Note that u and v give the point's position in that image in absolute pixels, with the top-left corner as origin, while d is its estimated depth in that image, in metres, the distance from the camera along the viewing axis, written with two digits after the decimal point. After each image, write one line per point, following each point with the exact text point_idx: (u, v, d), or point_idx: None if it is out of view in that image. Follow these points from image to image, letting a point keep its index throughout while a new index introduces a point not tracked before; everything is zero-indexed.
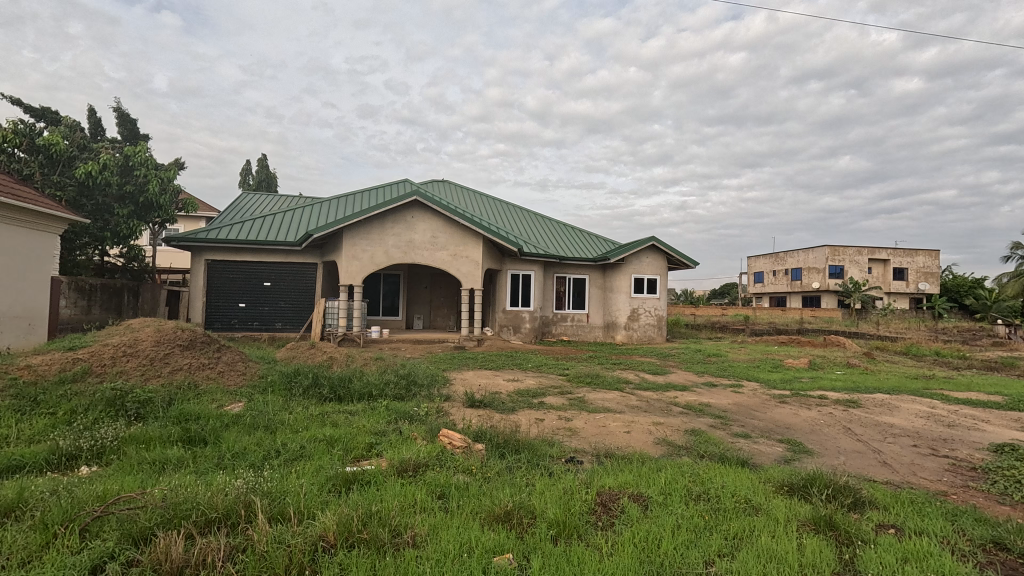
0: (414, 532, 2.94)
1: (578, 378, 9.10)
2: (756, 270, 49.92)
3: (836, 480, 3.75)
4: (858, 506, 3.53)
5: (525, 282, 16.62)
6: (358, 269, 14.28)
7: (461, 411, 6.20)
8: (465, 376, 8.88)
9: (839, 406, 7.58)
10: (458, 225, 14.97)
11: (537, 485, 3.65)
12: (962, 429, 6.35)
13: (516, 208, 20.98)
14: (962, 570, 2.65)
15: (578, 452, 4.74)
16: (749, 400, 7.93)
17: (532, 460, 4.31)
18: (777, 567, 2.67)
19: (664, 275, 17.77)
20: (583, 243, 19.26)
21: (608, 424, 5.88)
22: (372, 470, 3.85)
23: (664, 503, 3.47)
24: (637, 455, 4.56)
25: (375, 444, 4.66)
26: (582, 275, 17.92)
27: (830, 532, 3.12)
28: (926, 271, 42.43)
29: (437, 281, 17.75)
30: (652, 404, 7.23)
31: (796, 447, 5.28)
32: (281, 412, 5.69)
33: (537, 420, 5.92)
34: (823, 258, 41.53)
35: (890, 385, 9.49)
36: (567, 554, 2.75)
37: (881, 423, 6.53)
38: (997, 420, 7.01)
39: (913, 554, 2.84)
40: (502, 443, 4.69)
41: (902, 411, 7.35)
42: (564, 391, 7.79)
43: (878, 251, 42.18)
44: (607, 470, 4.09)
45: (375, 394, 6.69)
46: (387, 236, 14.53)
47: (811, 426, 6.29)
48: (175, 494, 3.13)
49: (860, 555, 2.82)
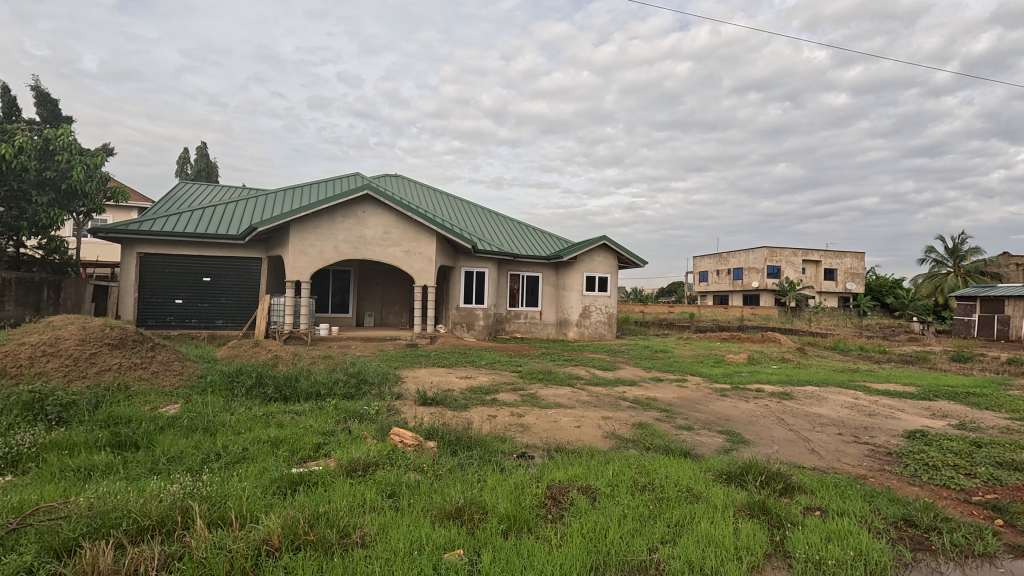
0: (363, 532, 2.90)
1: (531, 374, 9.23)
2: (701, 269, 52.11)
3: (769, 468, 4.00)
4: (789, 491, 3.78)
5: (479, 279, 16.57)
6: (305, 265, 13.79)
7: (413, 409, 6.13)
8: (416, 374, 8.78)
9: (774, 398, 8.06)
10: (411, 221, 14.75)
11: (489, 481, 3.67)
12: (881, 418, 6.93)
13: (470, 204, 20.80)
14: (878, 548, 2.90)
15: (529, 447, 4.79)
16: (692, 394, 8.28)
17: (484, 456, 4.33)
18: (714, 551, 2.82)
19: (615, 274, 18.19)
20: (536, 241, 19.36)
21: (559, 419, 6.00)
22: (320, 470, 3.76)
23: (611, 494, 3.57)
24: (587, 449, 4.68)
25: (323, 444, 4.55)
26: (535, 273, 18.08)
27: (763, 516, 3.31)
28: (854, 271, 45.49)
29: (390, 276, 17.45)
30: (602, 399, 7.43)
31: (735, 438, 5.56)
32: (223, 413, 5.44)
33: (489, 417, 5.95)
34: (762, 259, 43.89)
35: (820, 378, 10.19)
36: (517, 548, 2.79)
37: (811, 414, 7.01)
38: (910, 409, 7.70)
39: (835, 533, 3.07)
40: (454, 440, 4.66)
41: (829, 402, 7.91)
42: (516, 388, 7.88)
43: (812, 253, 44.92)
44: (558, 464, 4.15)
45: (323, 393, 6.50)
46: (337, 231, 14.12)
47: (749, 418, 6.66)
48: (104, 502, 2.94)
49: (789, 536, 3.02)
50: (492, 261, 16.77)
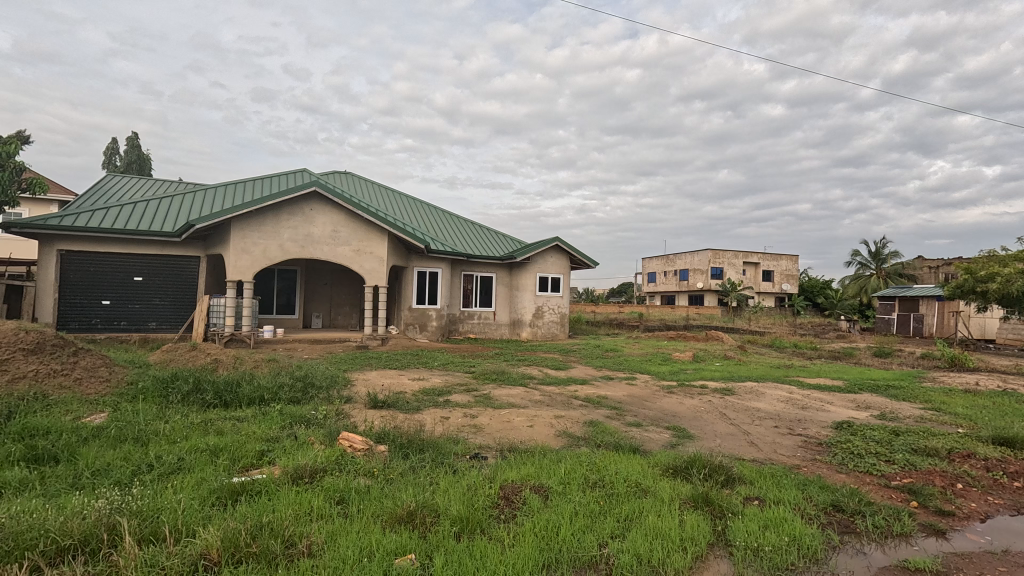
0: (310, 541, 2.81)
1: (485, 375, 9.21)
2: (650, 270, 53.78)
3: (712, 461, 4.18)
4: (730, 483, 3.96)
5: (431, 279, 16.38)
6: (248, 264, 13.17)
7: (363, 413, 5.98)
8: (367, 377, 8.57)
9: (717, 394, 8.43)
10: (361, 220, 14.39)
11: (441, 483, 3.63)
12: (812, 411, 7.40)
13: (423, 204, 20.52)
14: (809, 533, 3.09)
15: (482, 448, 4.78)
16: (641, 391, 8.54)
17: (437, 459, 4.28)
18: (662, 543, 2.91)
19: (567, 274, 18.47)
20: (490, 242, 19.36)
21: (512, 419, 6.02)
22: (264, 479, 3.60)
23: (563, 492, 3.63)
24: (539, 448, 4.72)
25: (267, 451, 4.35)
26: (488, 273, 18.07)
27: (706, 507, 3.46)
28: (789, 272, 48.27)
29: (339, 276, 16.95)
30: (555, 398, 7.52)
31: (681, 433, 5.78)
32: (155, 421, 5.10)
33: (442, 418, 5.89)
34: (706, 260, 45.82)
35: (758, 374, 10.75)
36: (469, 549, 2.78)
37: (750, 408, 7.38)
38: (838, 401, 8.26)
39: (773, 521, 3.24)
40: (406, 443, 4.58)
41: (766, 396, 8.36)
42: (469, 389, 7.84)
43: (751, 255, 47.33)
44: (511, 464, 4.17)
45: (267, 398, 6.23)
46: (282, 229, 13.58)
47: (694, 413, 6.93)
48: (16, 522, 2.69)
49: (730, 526, 3.17)
50: (445, 261, 16.62)
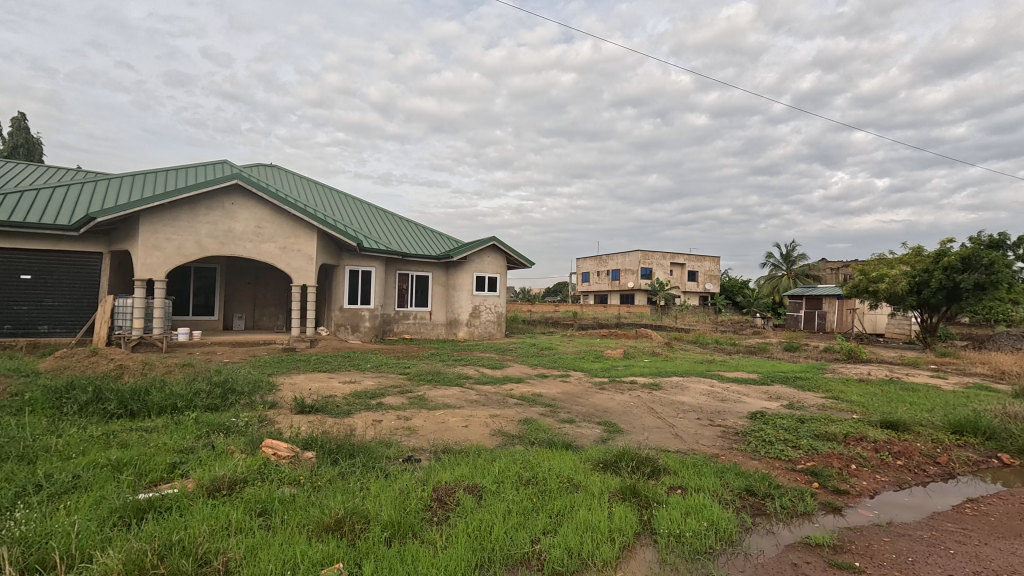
0: (227, 557, 2.64)
1: (420, 375, 9.06)
2: (584, 270, 55.25)
3: (639, 453, 4.36)
4: (656, 474, 4.16)
5: (364, 278, 15.88)
6: (159, 261, 12.16)
7: (289, 418, 5.69)
8: (294, 381, 8.17)
9: (645, 389, 8.82)
10: (288, 216, 13.70)
11: (372, 488, 3.53)
12: (730, 402, 7.92)
13: (355, 200, 19.86)
14: (725, 517, 3.30)
15: (415, 450, 4.71)
16: (574, 388, 8.76)
17: (368, 463, 4.16)
18: (591, 536, 3.00)
19: (503, 274, 18.58)
20: (425, 240, 19.08)
21: (447, 420, 5.97)
22: (175, 493, 3.33)
23: (496, 491, 3.64)
24: (474, 448, 4.71)
25: (179, 464, 4.03)
26: (424, 273, 17.80)
27: (633, 498, 3.60)
28: (711, 273, 51.37)
29: (264, 275, 16.07)
30: (490, 397, 7.55)
31: (611, 427, 5.99)
32: (45, 436, 4.57)
33: (374, 422, 5.73)
34: (636, 261, 47.74)
35: (683, 369, 11.35)
36: (401, 554, 2.72)
37: (675, 402, 7.78)
38: (753, 393, 8.89)
39: (694, 508, 3.43)
40: (335, 449, 4.41)
41: (690, 390, 8.85)
42: (404, 390, 7.68)
43: (677, 256, 49.88)
44: (444, 465, 4.13)
45: (180, 406, 5.77)
46: (199, 224, 12.64)
47: (623, 408, 7.21)
48: None
49: (655, 515, 3.32)
50: (379, 260, 16.19)
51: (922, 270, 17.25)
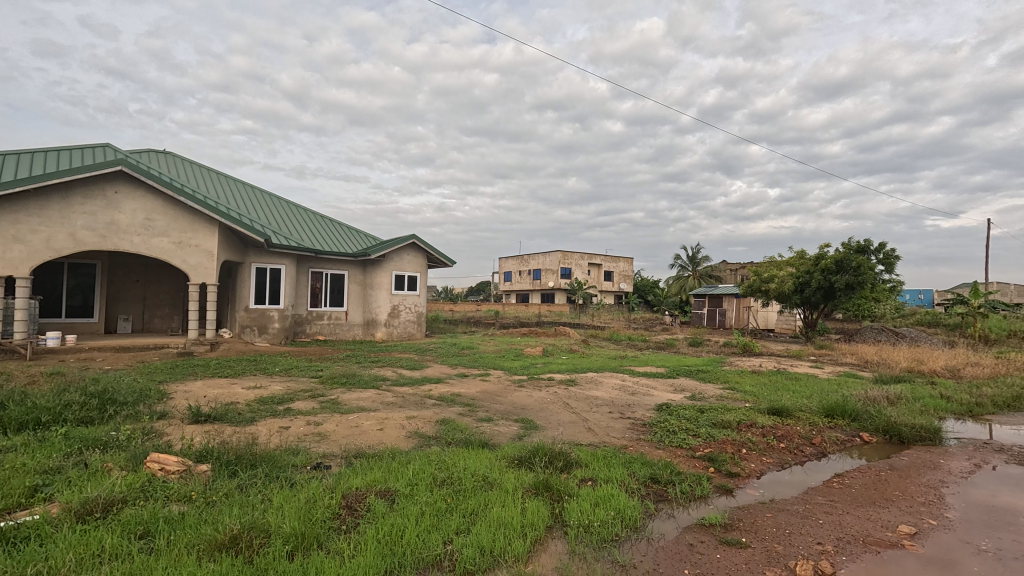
0: None
1: (333, 378, 8.67)
2: (506, 270, 55.79)
3: (552, 448, 4.48)
4: (568, 467, 4.29)
5: (273, 277, 14.92)
6: (23, 256, 10.63)
7: (181, 429, 5.20)
8: (189, 388, 7.47)
9: (562, 385, 9.08)
10: (184, 208, 12.54)
11: (275, 500, 3.32)
12: (639, 395, 8.37)
13: (263, 193, 18.58)
14: (631, 505, 3.48)
15: (325, 457, 4.50)
16: (493, 387, 8.82)
17: (271, 473, 3.91)
18: (504, 532, 3.03)
19: (424, 272, 18.29)
20: (341, 237, 18.30)
21: (361, 423, 5.76)
22: (34, 521, 2.92)
23: (409, 494, 3.57)
24: (388, 451, 4.59)
25: (43, 486, 3.54)
26: (340, 271, 17.07)
27: (545, 493, 3.69)
28: (626, 273, 54.03)
29: (156, 273, 14.59)
30: (408, 399, 7.40)
31: (527, 424, 6.10)
32: None
33: (280, 429, 5.39)
34: (556, 261, 49.01)
35: (598, 365, 11.82)
36: (304, 567, 2.58)
37: (590, 397, 8.09)
38: (660, 386, 9.46)
39: (602, 498, 3.58)
40: (233, 459, 4.09)
41: (604, 385, 9.24)
42: (315, 394, 7.31)
43: (595, 257, 51.88)
44: (356, 471, 3.98)
45: (46, 421, 5.07)
46: (74, 215, 11.21)
47: (540, 405, 7.38)
48: None
49: (566, 508, 3.42)
50: (290, 257, 15.28)
51: (804, 271, 19.26)
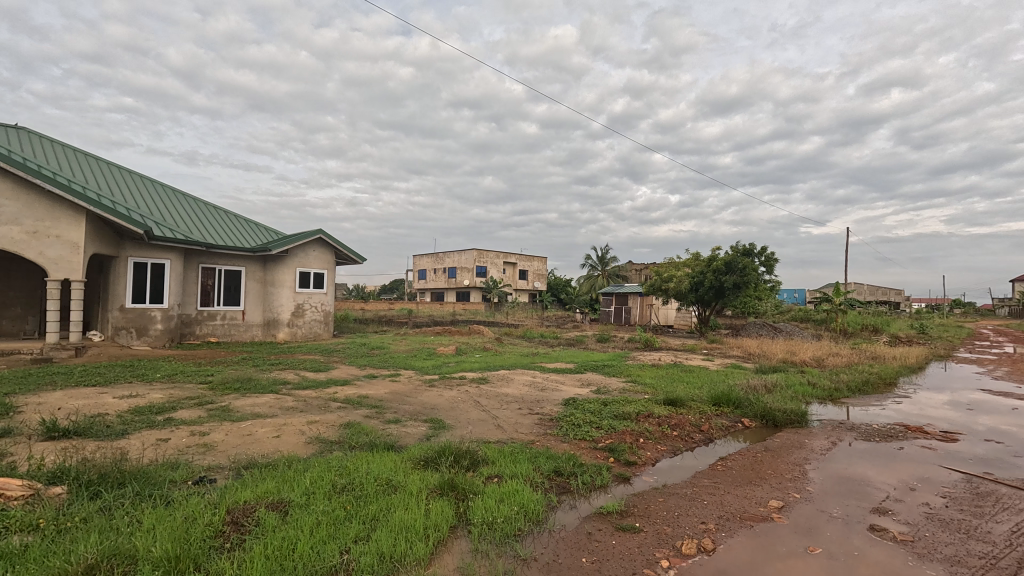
0: None
1: (225, 384, 7.98)
2: (420, 268, 54.79)
3: (460, 448, 4.45)
4: (475, 465, 4.29)
5: (155, 273, 13.44)
6: None
7: (30, 448, 4.49)
8: (44, 399, 6.50)
9: (473, 384, 9.08)
10: (41, 193, 10.91)
11: (145, 521, 2.98)
12: (548, 391, 8.60)
13: (144, 179, 16.66)
14: (534, 500, 3.55)
15: (210, 469, 4.11)
16: (403, 387, 8.61)
17: (143, 492, 3.50)
18: (405, 537, 2.96)
19: (331, 269, 17.42)
20: (238, 230, 16.91)
21: (254, 431, 5.35)
22: None
23: (305, 504, 3.36)
24: (283, 459, 4.30)
25: None
26: (236, 267, 15.76)
27: (451, 493, 3.65)
28: (540, 272, 55.32)
29: (4, 267, 12.54)
30: (309, 403, 7.00)
31: (436, 424, 6.02)
32: None
33: (157, 442, 4.85)
34: (471, 260, 48.99)
35: (509, 363, 11.96)
36: None
37: (500, 394, 8.16)
38: (569, 381, 9.79)
39: (507, 494, 3.62)
40: (95, 479, 3.60)
41: (514, 383, 9.37)
42: (203, 402, 6.68)
43: (510, 256, 52.56)
44: (245, 482, 3.68)
45: None
46: None
47: (450, 404, 7.32)
48: None
49: (470, 506, 3.41)
50: (176, 251, 13.86)
51: (699, 272, 20.86)
